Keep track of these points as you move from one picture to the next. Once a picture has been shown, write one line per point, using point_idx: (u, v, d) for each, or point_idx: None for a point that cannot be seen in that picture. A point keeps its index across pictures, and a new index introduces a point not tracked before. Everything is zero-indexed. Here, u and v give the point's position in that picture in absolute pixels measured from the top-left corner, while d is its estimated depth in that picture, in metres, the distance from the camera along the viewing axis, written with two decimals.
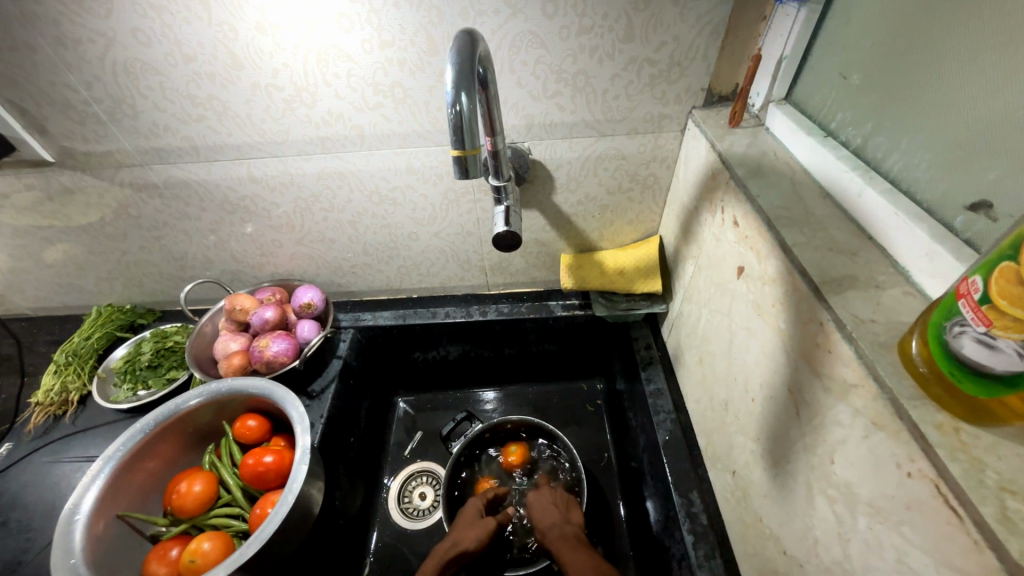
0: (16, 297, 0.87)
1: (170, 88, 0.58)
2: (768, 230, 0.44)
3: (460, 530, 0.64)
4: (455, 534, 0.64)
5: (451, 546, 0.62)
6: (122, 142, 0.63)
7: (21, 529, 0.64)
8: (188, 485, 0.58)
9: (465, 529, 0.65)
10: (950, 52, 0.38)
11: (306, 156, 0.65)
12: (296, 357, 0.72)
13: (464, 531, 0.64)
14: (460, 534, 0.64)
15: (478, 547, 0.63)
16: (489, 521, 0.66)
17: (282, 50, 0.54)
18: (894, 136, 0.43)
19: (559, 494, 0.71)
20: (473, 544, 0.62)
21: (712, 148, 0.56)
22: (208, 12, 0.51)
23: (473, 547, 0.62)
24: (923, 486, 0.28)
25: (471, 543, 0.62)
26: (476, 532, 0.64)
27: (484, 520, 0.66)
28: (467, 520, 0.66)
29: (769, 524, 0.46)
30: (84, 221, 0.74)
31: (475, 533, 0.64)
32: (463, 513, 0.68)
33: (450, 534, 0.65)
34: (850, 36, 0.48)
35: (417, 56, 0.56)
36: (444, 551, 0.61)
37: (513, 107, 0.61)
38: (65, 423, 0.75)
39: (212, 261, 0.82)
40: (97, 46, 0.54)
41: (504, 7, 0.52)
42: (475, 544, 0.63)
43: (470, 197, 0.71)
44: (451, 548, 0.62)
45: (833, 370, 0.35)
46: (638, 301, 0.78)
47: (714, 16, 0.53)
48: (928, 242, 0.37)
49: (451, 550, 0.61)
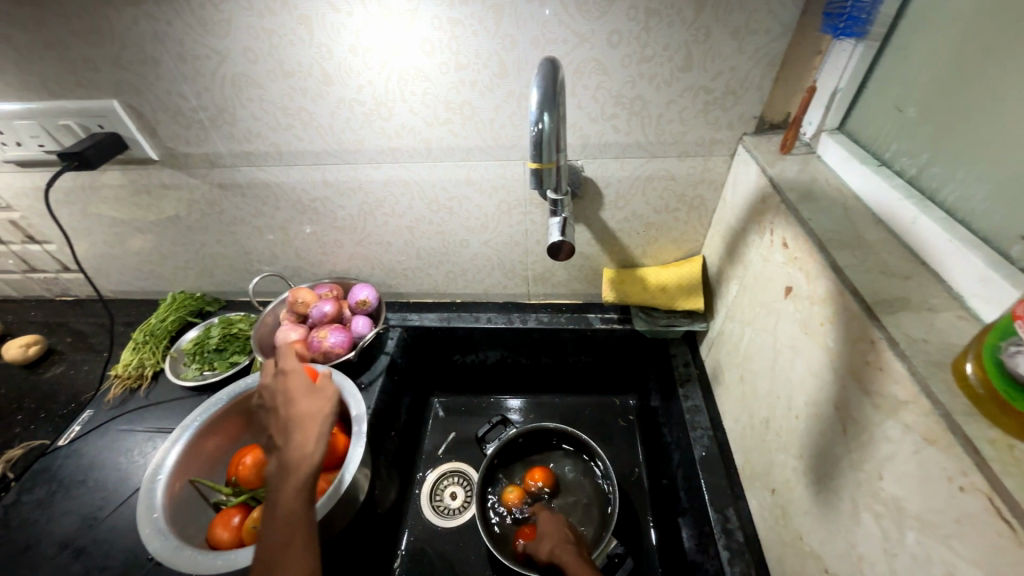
0: (102, 280, 0.96)
1: (267, 100, 0.65)
2: (819, 252, 0.46)
3: (302, 412, 0.54)
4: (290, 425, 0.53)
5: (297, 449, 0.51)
6: (217, 146, 0.71)
7: (96, 488, 0.70)
8: (252, 459, 0.62)
9: (302, 413, 0.54)
10: (1011, 92, 0.40)
11: (376, 164, 0.71)
12: (351, 349, 0.77)
13: (308, 410, 0.55)
14: (300, 419, 0.54)
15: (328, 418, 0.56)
16: (321, 393, 0.57)
17: (368, 69, 0.61)
18: (949, 168, 0.45)
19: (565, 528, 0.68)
20: (314, 419, 0.54)
21: (762, 173, 0.58)
22: (310, 35, 0.58)
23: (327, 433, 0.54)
24: (976, 499, 0.29)
25: (320, 417, 0.55)
26: (311, 407, 0.55)
27: (320, 388, 0.58)
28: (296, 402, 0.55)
29: (810, 542, 0.46)
30: (173, 213, 0.82)
31: (316, 404, 0.56)
32: (283, 398, 0.56)
33: (285, 427, 0.53)
34: (907, 72, 0.50)
35: (488, 78, 0.61)
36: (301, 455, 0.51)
37: (571, 127, 0.65)
38: (139, 395, 0.82)
39: (277, 257, 0.88)
40: (211, 62, 0.61)
41: (573, 36, 0.57)
42: (321, 417, 0.55)
43: (522, 209, 0.76)
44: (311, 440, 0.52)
45: (883, 387, 0.37)
46: (678, 319, 0.80)
47: (771, 50, 0.56)
48: (983, 269, 0.38)
49: (311, 434, 0.53)
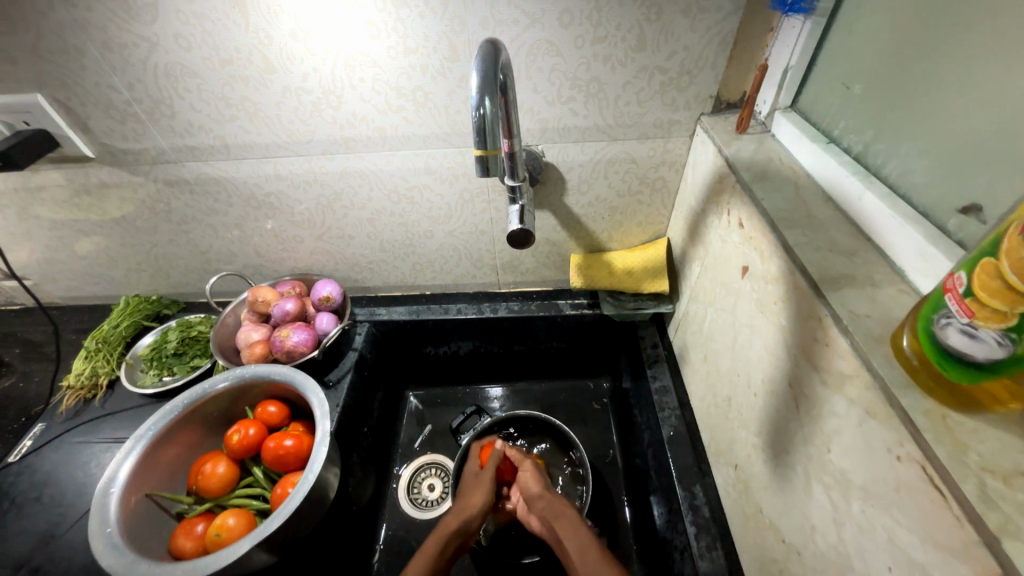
0: (48, 286, 0.91)
1: (206, 90, 0.61)
2: (771, 231, 0.46)
3: (462, 501, 0.65)
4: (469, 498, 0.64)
5: (461, 511, 0.62)
6: (158, 141, 0.67)
7: (52, 504, 0.67)
8: (212, 467, 0.61)
9: (469, 494, 0.65)
10: (948, 65, 0.40)
11: (330, 156, 0.69)
12: (315, 347, 0.75)
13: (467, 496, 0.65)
14: (467, 499, 0.64)
15: (483, 497, 0.64)
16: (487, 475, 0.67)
17: (312, 55, 0.58)
18: (891, 143, 0.45)
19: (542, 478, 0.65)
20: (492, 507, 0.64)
21: (719, 154, 0.58)
22: (246, 20, 0.55)
23: (479, 504, 0.63)
24: (912, 469, 0.30)
25: (478, 505, 0.63)
26: (482, 494, 0.64)
27: (481, 478, 0.67)
28: (468, 488, 0.67)
29: (769, 515, 0.47)
30: (118, 214, 0.78)
31: (482, 492, 0.65)
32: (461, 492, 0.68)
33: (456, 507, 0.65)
34: (852, 48, 0.51)
35: (439, 62, 0.59)
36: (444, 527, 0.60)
37: (528, 112, 0.64)
38: (94, 405, 0.78)
39: (235, 255, 0.85)
40: (140, 50, 0.57)
41: (523, 17, 0.55)
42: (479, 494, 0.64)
43: (485, 197, 0.74)
44: (456, 517, 0.61)
45: (830, 362, 0.37)
46: (645, 301, 0.80)
47: (723, 27, 0.55)
48: (922, 242, 0.39)
49: (453, 517, 0.62)
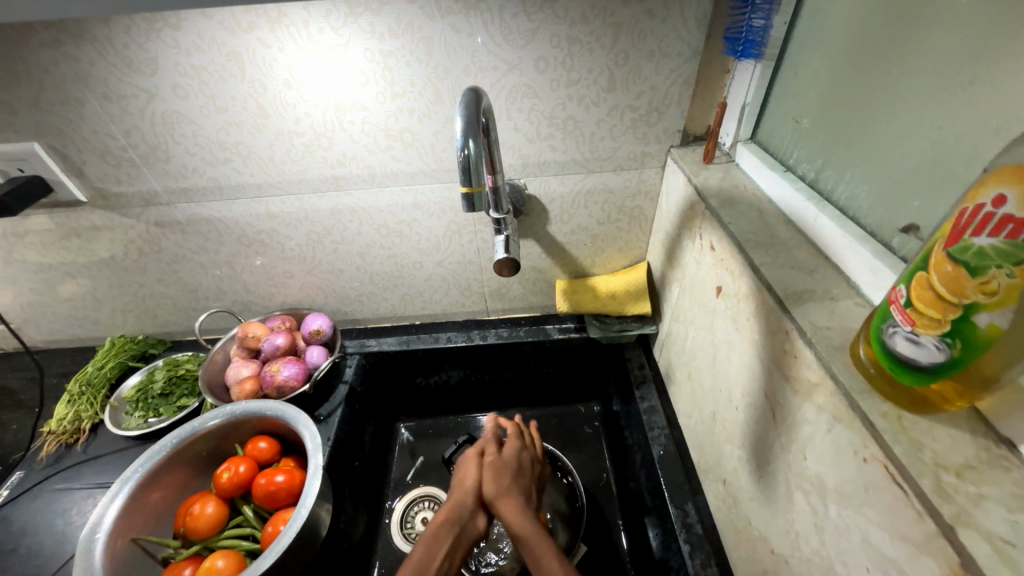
0: (31, 330, 0.90)
1: (202, 135, 0.64)
2: (739, 253, 0.50)
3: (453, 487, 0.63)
4: (460, 484, 0.62)
5: (455, 497, 0.61)
6: (152, 183, 0.69)
7: (29, 556, 0.65)
8: (201, 507, 0.60)
9: (458, 480, 0.63)
10: (875, 102, 0.45)
11: (320, 193, 0.71)
12: (305, 381, 0.75)
13: (456, 483, 0.63)
14: (459, 484, 0.63)
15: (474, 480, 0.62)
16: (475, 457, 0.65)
17: (304, 101, 0.61)
18: (838, 170, 0.50)
19: (503, 480, 0.62)
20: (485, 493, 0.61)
21: (689, 183, 0.62)
22: (242, 71, 0.58)
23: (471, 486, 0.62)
24: (877, 468, 0.32)
25: (464, 490, 0.61)
26: (468, 477, 0.62)
27: (468, 461, 0.65)
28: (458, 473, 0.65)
29: (758, 526, 0.48)
30: (107, 255, 0.78)
31: (471, 475, 0.63)
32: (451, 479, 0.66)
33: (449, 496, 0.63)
34: (800, 87, 0.56)
35: (425, 105, 0.63)
36: (439, 520, 0.58)
37: (510, 149, 0.68)
38: (76, 450, 0.76)
39: (225, 292, 0.86)
40: (138, 99, 0.60)
41: (501, 64, 0.60)
42: (467, 478, 0.63)
43: (471, 228, 0.77)
44: (449, 506, 0.59)
45: (798, 372, 0.40)
46: (629, 323, 0.83)
47: (684, 70, 0.61)
48: (871, 259, 0.43)
49: (444, 506, 0.60)
